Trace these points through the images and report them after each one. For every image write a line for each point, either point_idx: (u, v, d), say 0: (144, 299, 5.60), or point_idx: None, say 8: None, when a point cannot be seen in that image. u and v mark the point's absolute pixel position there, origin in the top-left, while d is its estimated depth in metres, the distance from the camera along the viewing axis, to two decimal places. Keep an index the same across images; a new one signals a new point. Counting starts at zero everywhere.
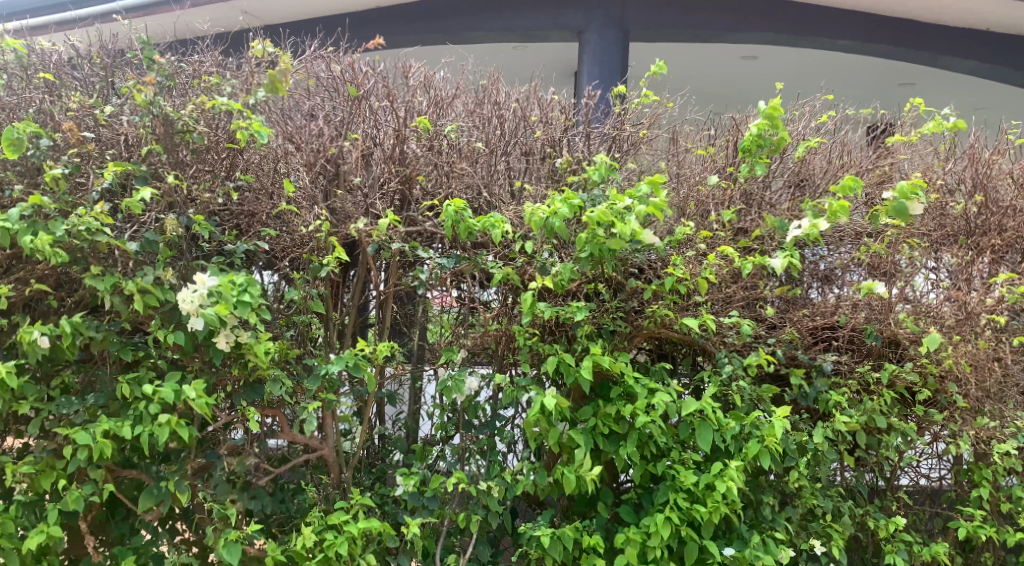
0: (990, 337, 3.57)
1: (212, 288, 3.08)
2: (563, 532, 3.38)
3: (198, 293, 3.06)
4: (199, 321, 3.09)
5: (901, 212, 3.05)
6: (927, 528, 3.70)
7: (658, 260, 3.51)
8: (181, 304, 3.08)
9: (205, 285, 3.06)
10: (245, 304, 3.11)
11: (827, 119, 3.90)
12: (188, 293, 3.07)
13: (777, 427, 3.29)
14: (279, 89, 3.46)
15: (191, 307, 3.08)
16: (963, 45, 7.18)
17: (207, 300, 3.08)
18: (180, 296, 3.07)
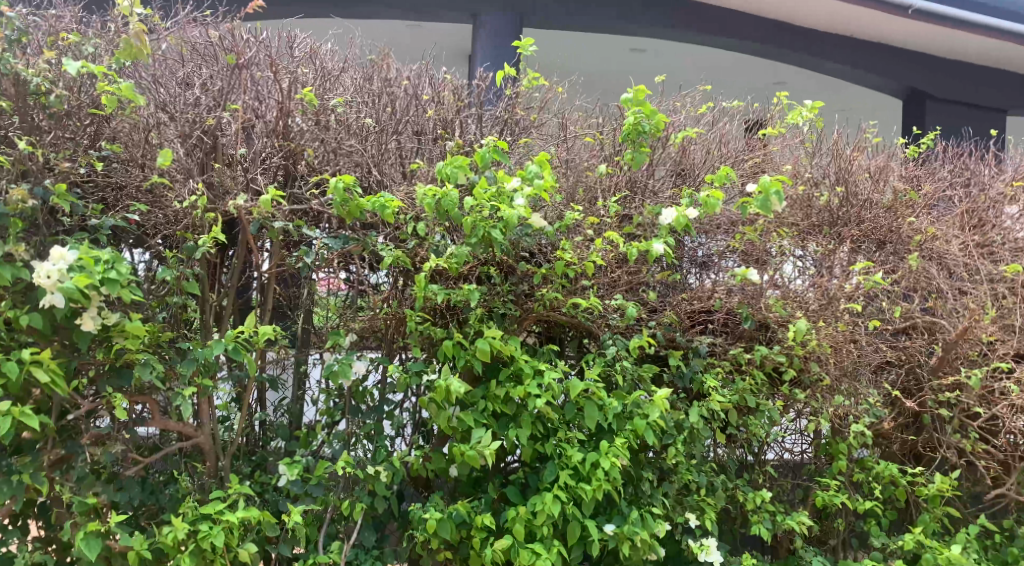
0: (848, 321, 3.77)
1: (74, 262, 2.88)
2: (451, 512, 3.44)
3: (58, 268, 2.85)
4: (58, 297, 2.86)
5: (763, 207, 3.30)
6: (788, 498, 3.88)
7: (548, 244, 3.61)
8: (36, 279, 2.84)
9: (66, 258, 2.86)
10: (110, 282, 2.91)
11: (705, 110, 4.02)
12: (46, 267, 2.85)
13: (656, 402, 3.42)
14: (137, 53, 3.20)
15: (49, 281, 2.85)
16: (841, 51, 7.04)
17: (67, 275, 2.87)
18: (35, 269, 2.84)
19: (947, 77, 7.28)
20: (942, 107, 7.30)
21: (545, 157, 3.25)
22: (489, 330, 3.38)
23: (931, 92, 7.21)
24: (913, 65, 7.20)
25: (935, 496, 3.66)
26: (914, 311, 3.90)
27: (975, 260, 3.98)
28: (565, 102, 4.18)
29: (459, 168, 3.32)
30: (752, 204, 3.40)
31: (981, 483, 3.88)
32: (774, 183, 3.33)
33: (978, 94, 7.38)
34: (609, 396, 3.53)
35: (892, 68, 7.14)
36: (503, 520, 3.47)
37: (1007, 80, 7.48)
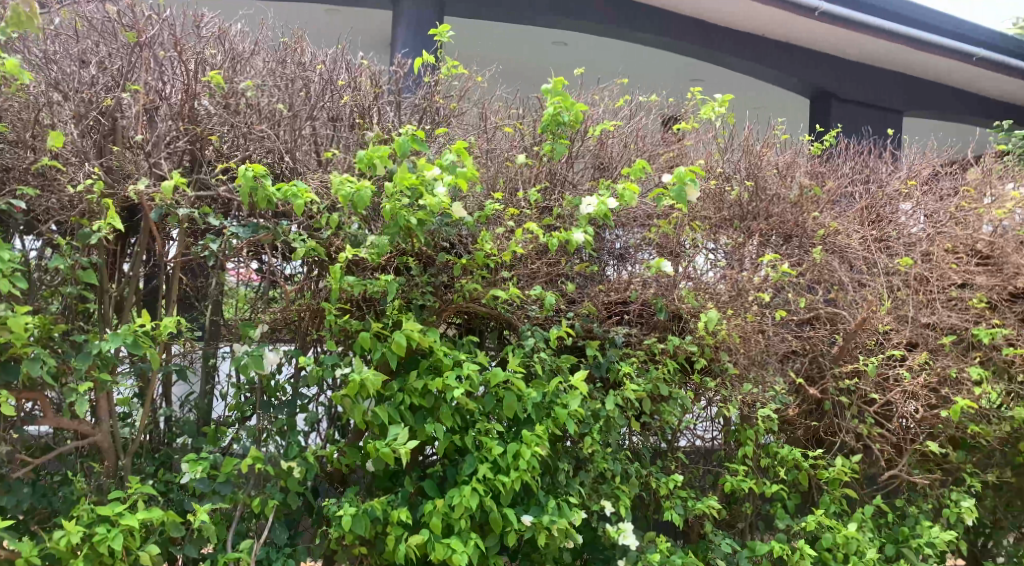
0: (757, 311, 3.90)
1: None
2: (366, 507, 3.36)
3: None
4: None
5: (679, 196, 3.37)
6: (700, 484, 3.97)
7: (469, 236, 3.57)
8: None
9: None
10: None
11: (623, 104, 4.09)
12: None
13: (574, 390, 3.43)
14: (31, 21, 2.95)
15: None
16: (751, 48, 6.76)
17: None
18: None
19: (854, 78, 7.10)
20: (849, 109, 7.11)
21: (464, 147, 3.23)
22: (407, 321, 3.31)
23: (837, 93, 7.01)
24: (822, 65, 6.98)
25: (834, 479, 3.82)
26: (817, 302, 4.07)
27: (874, 254, 4.16)
28: (485, 92, 4.17)
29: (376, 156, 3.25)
30: (668, 194, 3.46)
31: (876, 466, 4.09)
32: (688, 173, 3.41)
33: (883, 97, 7.26)
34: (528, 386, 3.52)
35: (802, 66, 6.91)
36: (421, 513, 3.42)
37: (912, 83, 7.41)
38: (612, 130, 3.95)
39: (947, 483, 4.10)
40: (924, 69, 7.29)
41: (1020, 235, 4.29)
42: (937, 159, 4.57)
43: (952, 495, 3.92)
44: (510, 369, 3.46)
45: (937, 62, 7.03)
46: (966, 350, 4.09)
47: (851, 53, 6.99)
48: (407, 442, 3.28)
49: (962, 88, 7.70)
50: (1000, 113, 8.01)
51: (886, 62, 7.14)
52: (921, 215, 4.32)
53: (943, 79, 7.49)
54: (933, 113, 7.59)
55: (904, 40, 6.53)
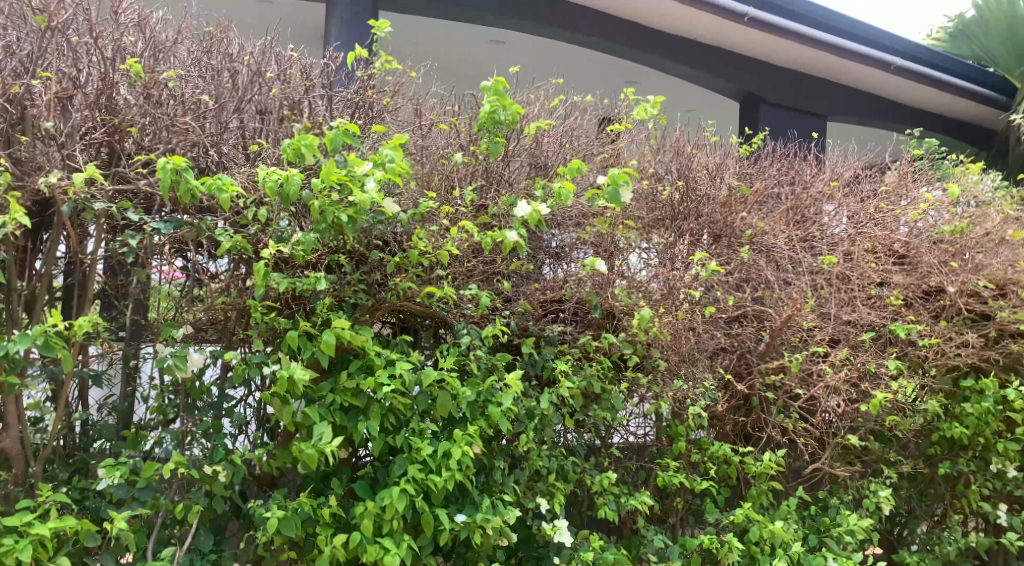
0: (688, 309, 3.92)
1: None
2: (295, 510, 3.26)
3: None
4: None
5: (613, 198, 3.38)
6: (633, 480, 4.01)
7: (404, 234, 3.50)
8: None
9: None
10: None
11: (557, 103, 4.12)
12: None
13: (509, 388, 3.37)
14: None
15: None
16: (678, 50, 6.84)
17: None
18: None
19: (780, 84, 7.28)
20: (777, 114, 7.26)
21: (399, 139, 3.15)
22: (337, 320, 3.22)
23: (765, 97, 7.16)
24: (750, 70, 7.12)
25: (761, 473, 3.91)
26: (745, 300, 4.17)
27: (799, 253, 4.30)
28: (420, 88, 4.13)
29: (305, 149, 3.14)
30: (602, 195, 3.48)
31: (801, 459, 4.22)
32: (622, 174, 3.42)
33: (809, 103, 7.46)
34: (463, 384, 3.46)
35: (727, 69, 7.02)
36: (351, 514, 3.34)
37: (835, 91, 7.64)
38: (547, 129, 3.95)
39: (867, 475, 4.26)
40: (846, 77, 7.54)
41: (933, 235, 4.41)
42: (858, 163, 4.82)
43: (871, 486, 4.06)
44: (444, 367, 3.41)
45: (858, 70, 7.30)
46: (884, 346, 4.19)
47: (778, 61, 7.20)
48: (332, 444, 3.20)
49: (881, 97, 7.99)
50: (915, 120, 8.32)
51: (811, 70, 7.36)
52: (844, 215, 4.50)
53: (862, 86, 7.76)
54: (854, 120, 7.85)
55: (827, 48, 6.76)
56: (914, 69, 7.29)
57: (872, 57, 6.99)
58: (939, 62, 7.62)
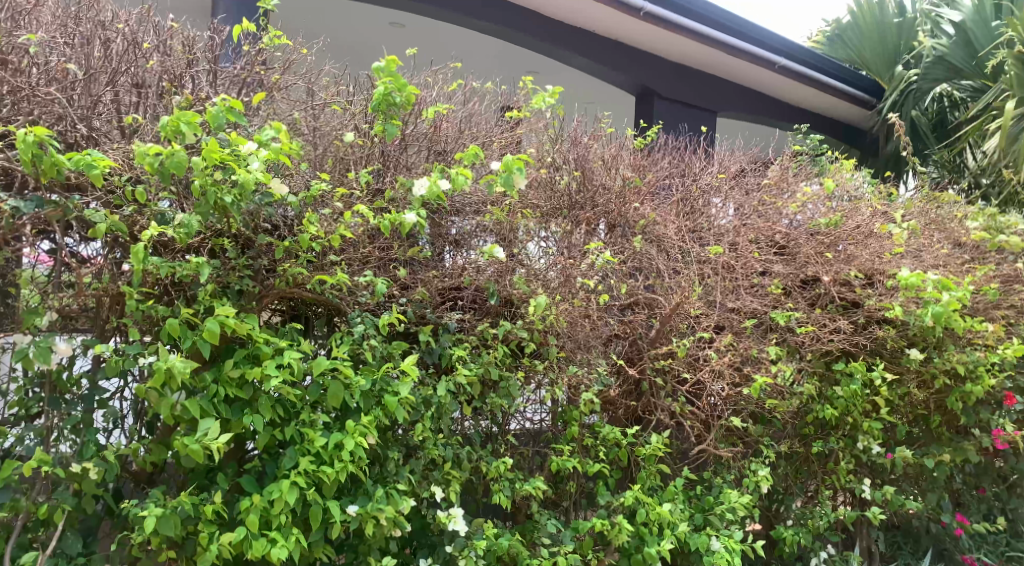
0: (584, 297, 3.98)
1: None
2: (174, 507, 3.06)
3: None
4: None
5: (506, 183, 3.33)
6: (529, 465, 4.03)
7: (294, 217, 3.37)
8: None
9: None
10: None
11: (456, 88, 4.08)
12: None
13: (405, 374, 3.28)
14: None
15: None
16: (578, 41, 6.83)
17: None
18: None
19: (673, 78, 7.43)
20: (669, 107, 7.42)
21: (282, 124, 3.02)
22: (220, 307, 3.03)
23: (659, 91, 7.29)
24: (645, 64, 7.23)
25: (651, 455, 4.00)
26: (637, 288, 4.29)
27: (688, 243, 4.44)
28: (313, 65, 3.98)
29: (183, 122, 2.91)
30: (497, 180, 3.42)
31: (688, 441, 4.36)
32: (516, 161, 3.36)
33: (700, 98, 7.66)
34: (356, 373, 3.34)
35: (624, 61, 7.08)
36: (236, 510, 3.16)
37: (723, 87, 7.90)
38: (445, 114, 3.87)
39: (748, 455, 4.47)
40: (732, 74, 7.81)
41: (809, 227, 4.67)
42: (745, 157, 5.03)
43: (751, 466, 4.27)
44: (337, 356, 3.26)
45: (745, 67, 7.58)
46: (765, 332, 4.39)
47: (670, 56, 7.36)
48: (220, 438, 2.99)
49: (763, 94, 8.33)
50: (794, 117, 8.71)
51: (702, 66, 7.58)
52: (730, 207, 4.69)
53: (748, 83, 8.05)
54: (740, 115, 8.14)
55: (717, 45, 6.98)
56: (796, 68, 7.64)
57: (758, 56, 7.28)
58: (819, 63, 7.98)
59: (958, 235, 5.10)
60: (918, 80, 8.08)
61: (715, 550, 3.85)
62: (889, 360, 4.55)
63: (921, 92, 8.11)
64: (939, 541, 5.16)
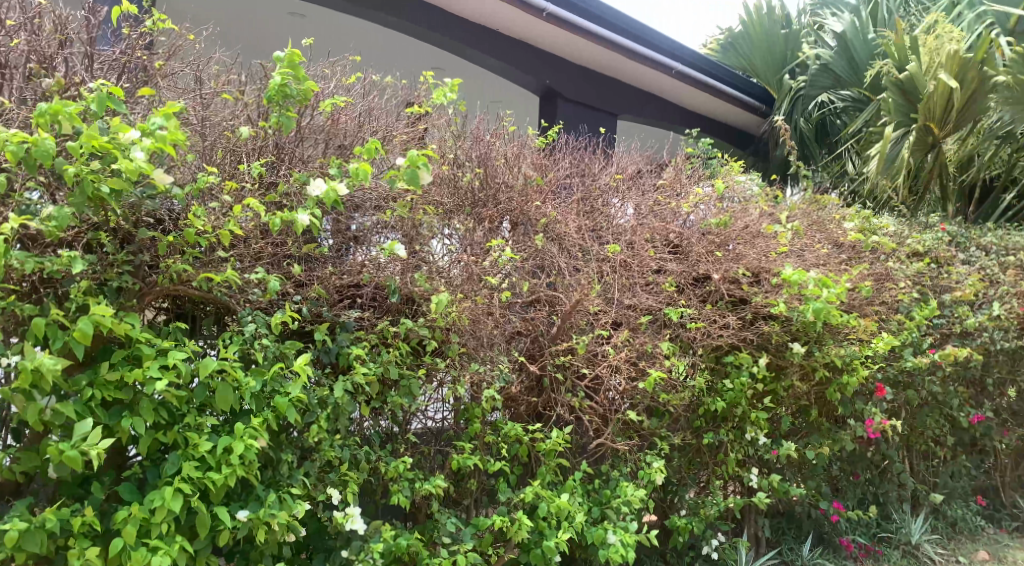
0: (485, 294, 3.98)
1: None
2: (42, 519, 2.86)
3: None
4: None
5: (411, 179, 3.29)
6: (430, 465, 4.00)
7: (179, 209, 3.19)
8: None
9: None
10: None
11: (355, 80, 3.99)
12: None
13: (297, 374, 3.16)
14: None
15: None
16: (482, 39, 6.82)
17: None
18: None
19: (575, 80, 7.56)
20: (572, 109, 7.55)
21: (169, 105, 2.85)
22: (95, 305, 2.84)
23: (563, 92, 7.41)
24: (548, 64, 7.30)
25: (551, 450, 4.04)
26: (539, 286, 4.33)
27: (588, 242, 4.55)
28: (200, 52, 3.83)
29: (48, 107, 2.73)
30: (400, 177, 3.37)
31: (587, 435, 4.44)
32: (421, 156, 3.34)
33: (599, 100, 7.81)
34: (247, 374, 3.20)
35: (527, 61, 7.12)
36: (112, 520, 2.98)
37: (623, 89, 8.09)
38: (343, 106, 3.79)
39: (643, 447, 4.59)
40: (631, 77, 8.00)
41: (702, 227, 4.82)
42: (641, 159, 5.17)
43: (645, 458, 4.38)
44: (226, 356, 3.13)
45: (644, 72, 7.79)
46: (659, 328, 4.52)
47: (574, 58, 7.47)
48: (101, 441, 2.83)
49: (660, 98, 8.57)
50: (690, 121, 8.99)
51: (602, 68, 7.73)
52: (629, 207, 4.79)
53: (646, 87, 8.26)
54: (638, 118, 8.35)
55: (619, 49, 7.14)
56: (692, 74, 7.90)
57: (656, 61, 7.49)
58: (713, 69, 8.28)
59: (837, 236, 5.38)
60: (805, 88, 8.56)
61: (611, 543, 3.92)
62: (774, 354, 4.73)
63: (808, 99, 8.58)
64: (819, 525, 5.51)
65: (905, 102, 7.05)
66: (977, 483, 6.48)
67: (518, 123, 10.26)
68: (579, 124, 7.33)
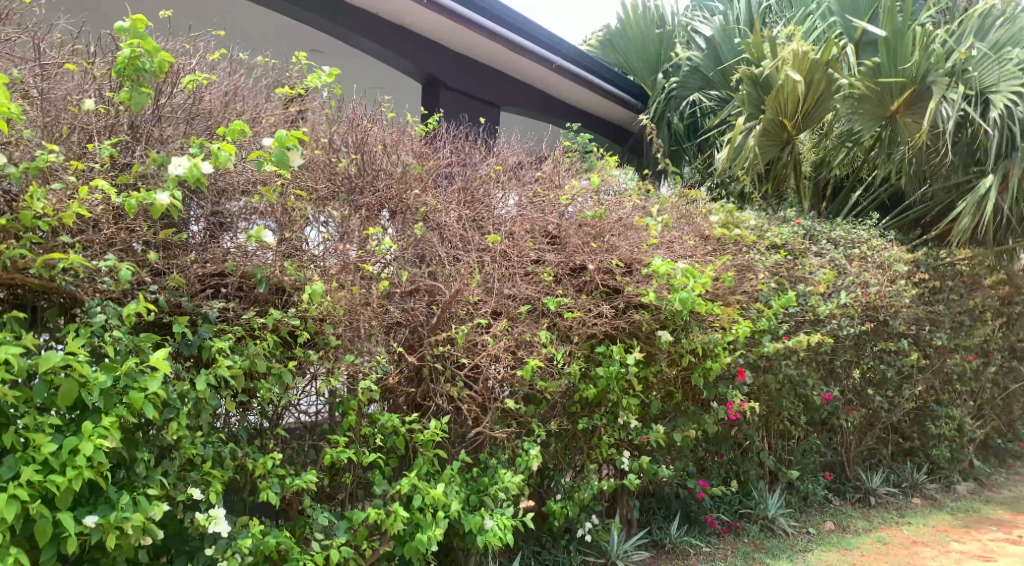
0: (360, 283, 3.89)
1: None
2: None
3: None
4: None
5: (280, 161, 3.15)
6: (302, 459, 3.89)
7: (17, 190, 3.00)
8: None
9: None
10: None
11: (218, 57, 3.82)
12: None
13: (152, 369, 2.98)
14: None
15: None
16: (362, 22, 6.65)
17: None
18: None
19: (458, 68, 7.51)
20: (454, 98, 7.50)
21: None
22: None
23: (445, 81, 7.35)
24: (430, 52, 7.21)
25: (428, 441, 4.00)
26: (418, 275, 4.26)
27: (469, 232, 4.52)
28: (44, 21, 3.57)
29: None
30: (269, 160, 3.23)
31: (465, 425, 4.43)
32: (291, 139, 3.21)
33: (482, 90, 7.80)
34: (96, 369, 2.98)
35: (408, 47, 7.00)
36: None
37: (505, 81, 8.11)
38: (206, 84, 3.60)
39: (522, 435, 4.62)
40: (513, 69, 8.03)
41: (578, 219, 4.86)
42: (521, 150, 5.20)
43: (523, 446, 4.42)
44: (70, 350, 2.91)
45: (525, 64, 7.83)
46: (537, 317, 4.54)
47: (456, 47, 7.42)
48: None
49: (542, 91, 8.65)
50: (570, 115, 9.10)
51: (484, 59, 7.71)
52: (511, 197, 4.81)
53: (528, 79, 8.32)
54: (521, 110, 8.41)
55: (501, 40, 7.14)
56: (572, 68, 8.00)
57: (537, 53, 7.53)
58: (592, 64, 8.43)
59: (702, 228, 5.60)
60: (676, 88, 8.86)
61: (487, 530, 3.95)
62: (645, 342, 4.85)
63: (681, 99, 8.89)
64: (686, 505, 5.80)
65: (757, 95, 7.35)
66: (825, 459, 6.94)
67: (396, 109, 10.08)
68: (460, 114, 7.29)
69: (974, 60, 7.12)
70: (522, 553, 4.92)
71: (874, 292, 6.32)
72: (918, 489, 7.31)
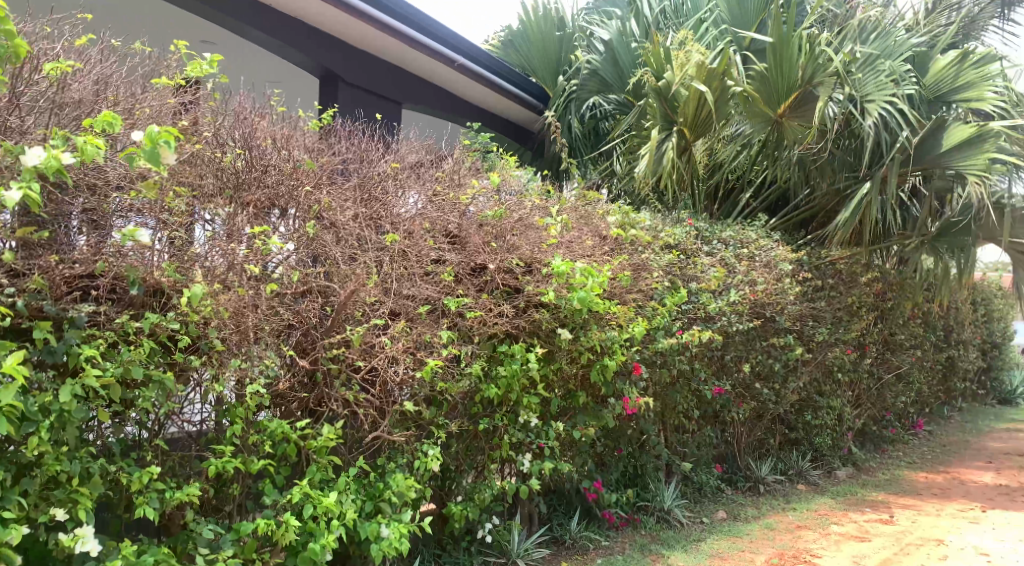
0: (248, 284, 3.72)
1: None
2: None
3: None
4: None
5: (151, 158, 2.96)
6: (185, 471, 3.69)
7: None
8: None
9: None
10: None
11: (84, 42, 3.56)
12: None
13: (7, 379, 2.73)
14: None
15: None
16: (254, 11, 6.40)
17: None
18: None
19: (356, 63, 7.33)
20: (351, 93, 7.33)
21: None
22: None
23: (343, 76, 7.18)
24: (327, 46, 7.00)
25: (321, 448, 3.86)
26: (311, 275, 4.11)
27: (366, 230, 4.38)
28: None
29: None
30: (142, 156, 3.05)
31: (362, 430, 4.31)
32: (164, 135, 3.02)
33: (381, 86, 7.65)
34: None
35: (303, 40, 6.77)
36: None
37: (405, 78, 7.99)
38: (73, 71, 3.38)
39: (421, 437, 4.54)
40: (413, 66, 7.91)
41: (478, 219, 4.82)
42: (419, 148, 5.13)
43: (422, 448, 4.33)
44: None
45: (425, 61, 7.72)
46: (438, 317, 4.46)
47: (354, 41, 7.24)
48: None
49: (443, 88, 8.56)
50: (472, 114, 9.06)
51: (383, 54, 7.56)
52: (411, 197, 4.71)
53: (428, 76, 8.21)
54: (422, 107, 8.30)
55: (400, 36, 7.01)
56: (472, 67, 7.93)
57: (438, 51, 7.43)
58: (493, 63, 8.39)
59: (601, 229, 5.64)
60: (576, 90, 8.97)
61: (384, 536, 3.86)
62: (545, 340, 4.84)
63: (580, 101, 9.00)
64: (588, 501, 5.81)
65: (664, 108, 7.46)
66: (718, 451, 7.15)
67: (291, 103, 9.77)
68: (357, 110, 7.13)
69: (858, 62, 7.51)
70: (421, 557, 4.85)
71: (761, 290, 6.55)
72: (803, 476, 7.66)
